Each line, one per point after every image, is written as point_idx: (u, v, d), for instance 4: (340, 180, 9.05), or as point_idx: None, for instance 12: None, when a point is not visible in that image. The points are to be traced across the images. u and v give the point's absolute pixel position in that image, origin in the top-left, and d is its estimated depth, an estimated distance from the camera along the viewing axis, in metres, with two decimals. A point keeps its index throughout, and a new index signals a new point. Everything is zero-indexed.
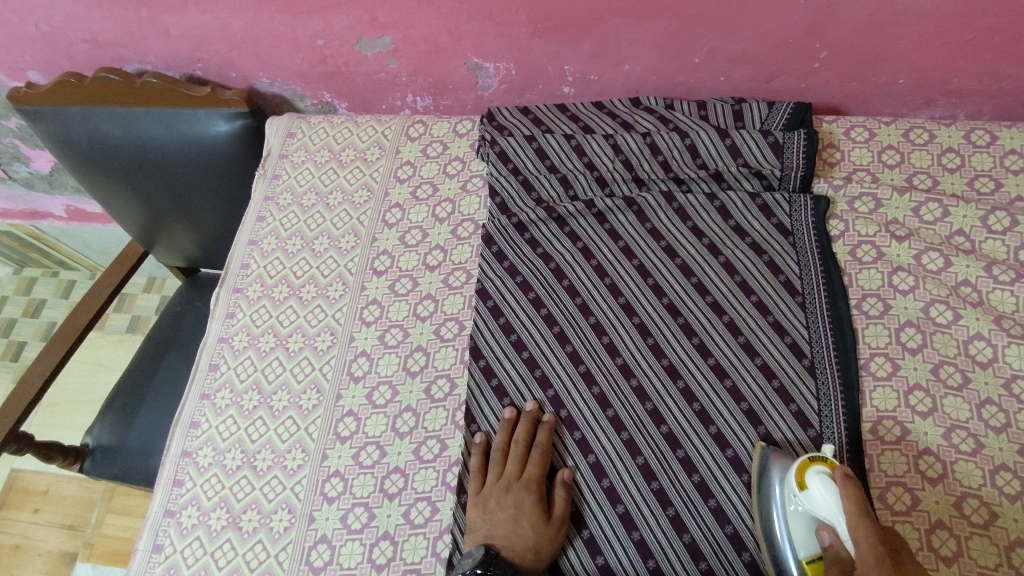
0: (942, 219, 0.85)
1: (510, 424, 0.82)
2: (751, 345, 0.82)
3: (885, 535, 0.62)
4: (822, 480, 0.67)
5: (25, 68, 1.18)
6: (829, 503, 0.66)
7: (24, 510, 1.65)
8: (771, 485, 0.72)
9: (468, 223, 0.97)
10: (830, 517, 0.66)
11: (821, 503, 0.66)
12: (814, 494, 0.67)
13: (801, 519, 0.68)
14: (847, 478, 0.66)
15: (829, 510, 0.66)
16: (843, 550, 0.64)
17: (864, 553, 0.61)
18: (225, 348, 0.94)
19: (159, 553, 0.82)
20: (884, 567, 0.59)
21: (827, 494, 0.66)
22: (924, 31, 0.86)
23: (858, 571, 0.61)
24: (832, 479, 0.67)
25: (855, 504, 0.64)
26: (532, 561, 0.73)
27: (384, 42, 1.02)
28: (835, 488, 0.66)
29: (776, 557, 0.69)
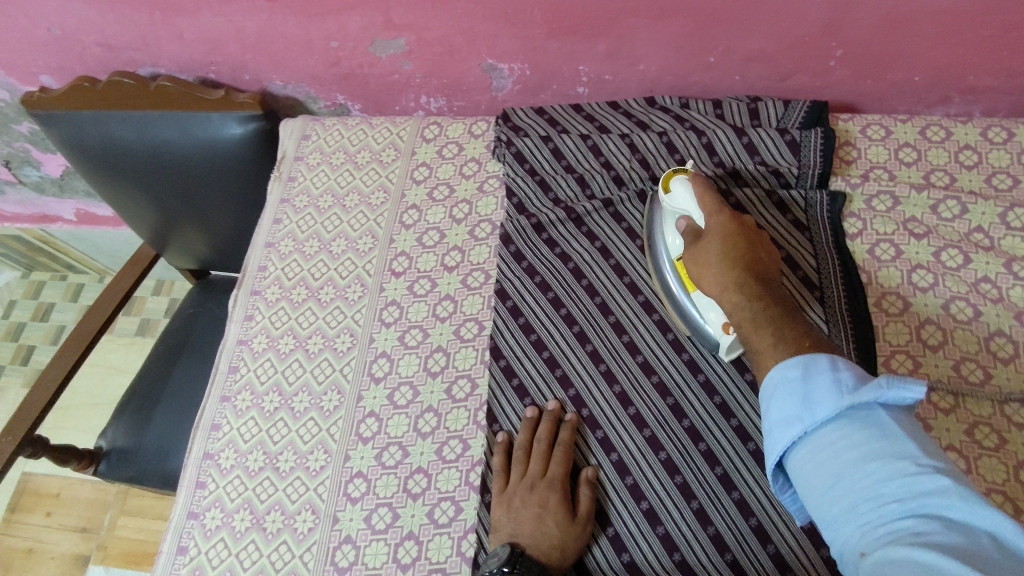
0: (961, 216, 0.86)
1: (532, 423, 0.82)
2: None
3: (750, 253, 0.70)
4: (682, 181, 0.78)
5: (38, 73, 1.19)
6: (687, 199, 0.77)
7: (37, 514, 1.65)
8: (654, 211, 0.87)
9: (486, 223, 0.97)
10: (687, 207, 0.77)
11: (681, 200, 0.78)
12: (676, 193, 0.78)
13: (670, 216, 0.82)
14: (698, 178, 0.77)
15: (687, 202, 0.77)
16: (695, 225, 0.76)
17: (714, 215, 0.74)
18: (245, 350, 0.94)
19: (184, 555, 0.82)
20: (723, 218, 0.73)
21: (684, 190, 0.77)
22: (941, 28, 0.87)
23: (709, 225, 0.74)
24: (689, 178, 0.77)
25: (702, 193, 0.75)
26: (557, 558, 0.74)
27: (399, 43, 1.02)
28: (691, 185, 0.77)
29: (664, 281, 0.84)
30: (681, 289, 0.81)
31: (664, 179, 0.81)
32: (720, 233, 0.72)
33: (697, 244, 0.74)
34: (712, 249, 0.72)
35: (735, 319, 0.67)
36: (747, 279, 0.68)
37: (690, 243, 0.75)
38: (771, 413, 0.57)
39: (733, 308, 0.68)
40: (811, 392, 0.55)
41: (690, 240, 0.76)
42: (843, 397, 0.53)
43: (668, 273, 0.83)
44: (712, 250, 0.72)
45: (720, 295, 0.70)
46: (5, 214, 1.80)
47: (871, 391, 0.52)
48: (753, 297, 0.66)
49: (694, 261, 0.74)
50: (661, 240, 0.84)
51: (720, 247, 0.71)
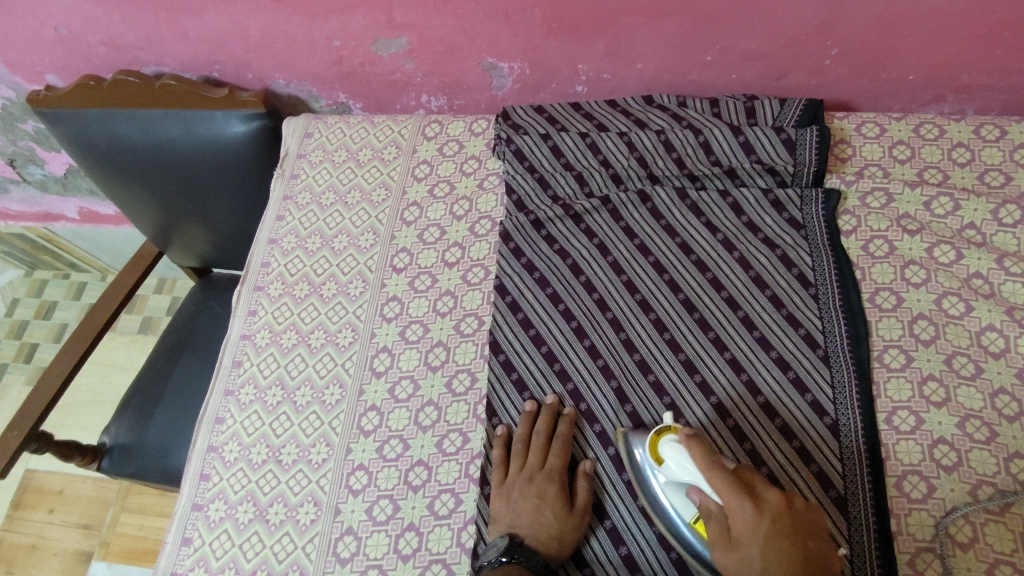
0: (954, 212, 0.87)
1: (531, 416, 0.83)
2: (766, 339, 0.84)
3: (791, 522, 0.62)
4: (674, 447, 0.70)
5: (44, 72, 1.20)
6: (684, 467, 0.69)
7: (40, 510, 1.67)
8: (636, 461, 0.77)
9: (486, 220, 0.99)
10: (688, 476, 0.68)
11: (675, 469, 0.69)
12: (670, 461, 0.70)
13: (676, 485, 0.72)
14: (688, 438, 0.68)
15: (689, 472, 0.68)
16: (712, 502, 0.66)
17: (737, 508, 0.63)
18: (248, 345, 0.96)
19: (187, 546, 0.83)
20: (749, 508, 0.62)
21: (681, 459, 0.69)
22: (934, 27, 0.88)
23: (734, 518, 0.63)
24: (679, 442, 0.70)
25: (710, 470, 0.65)
26: (556, 549, 0.75)
27: (400, 42, 1.03)
28: (685, 451, 0.69)
29: (665, 522, 0.73)
30: (698, 541, 0.70)
31: (650, 442, 0.74)
32: (753, 527, 0.61)
33: (737, 548, 0.62)
34: (753, 550, 0.60)
35: None
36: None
37: (721, 542, 0.63)
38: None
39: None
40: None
41: (723, 545, 0.63)
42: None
43: (669, 511, 0.72)
44: (750, 547, 0.61)
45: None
46: (9, 213, 1.81)
47: None
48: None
49: (724, 557, 0.63)
50: (653, 480, 0.75)
51: (758, 530, 0.61)
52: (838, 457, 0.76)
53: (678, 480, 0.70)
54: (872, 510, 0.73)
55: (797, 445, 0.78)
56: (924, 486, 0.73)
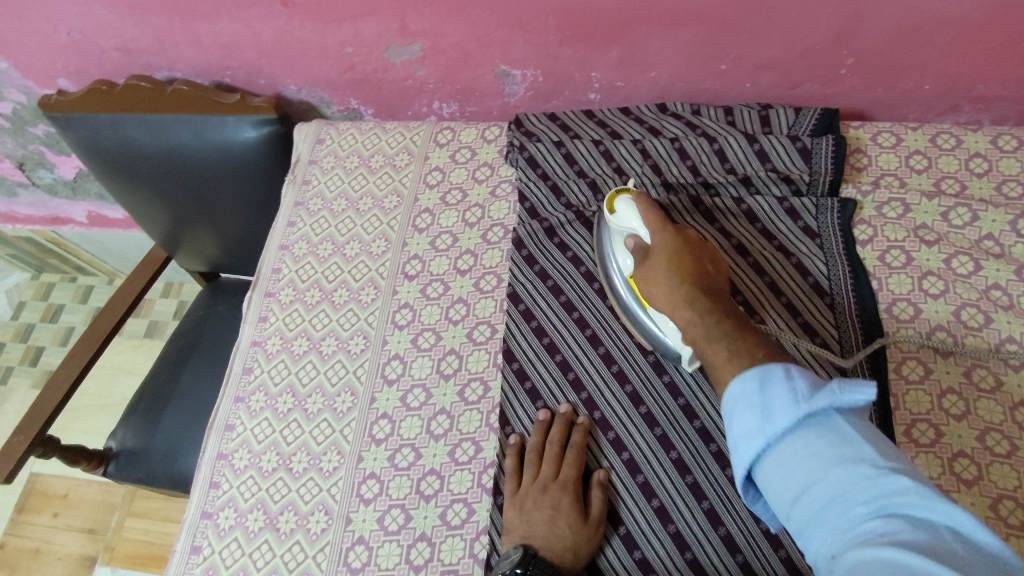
0: (971, 223, 0.86)
1: (544, 425, 0.83)
2: (782, 347, 0.83)
3: (692, 261, 0.75)
4: (626, 202, 0.80)
5: (56, 76, 1.20)
6: (631, 216, 0.80)
7: (44, 514, 1.66)
8: (603, 233, 0.88)
9: (498, 228, 0.98)
10: (634, 222, 0.80)
11: (627, 218, 0.80)
12: (622, 213, 0.81)
13: (618, 234, 0.83)
14: (647, 215, 0.78)
15: (632, 219, 0.80)
16: (643, 245, 0.79)
17: (659, 236, 0.77)
18: (259, 352, 0.95)
19: (197, 554, 0.83)
20: (665, 233, 0.77)
21: (630, 258, 0.81)
22: (951, 37, 0.87)
23: (654, 246, 0.77)
24: (633, 199, 0.80)
25: (644, 211, 0.78)
26: (570, 561, 0.74)
27: (413, 49, 1.03)
28: (633, 198, 0.80)
29: (619, 297, 0.85)
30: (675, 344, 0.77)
31: (609, 200, 0.84)
32: (665, 244, 0.76)
33: (648, 262, 0.77)
34: (660, 268, 0.75)
35: (692, 340, 0.70)
36: (690, 282, 0.73)
37: (644, 289, 0.78)
38: (733, 429, 0.59)
39: (696, 342, 0.69)
40: (770, 404, 0.56)
41: (639, 259, 0.78)
42: (800, 404, 0.54)
43: (617, 281, 0.85)
44: (660, 268, 0.75)
45: (670, 304, 0.73)
46: (17, 216, 1.81)
47: (825, 399, 0.54)
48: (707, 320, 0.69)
49: (643, 278, 0.77)
50: (615, 263, 0.85)
51: (667, 262, 0.75)
52: None
53: (625, 232, 0.82)
54: None
55: None
56: None
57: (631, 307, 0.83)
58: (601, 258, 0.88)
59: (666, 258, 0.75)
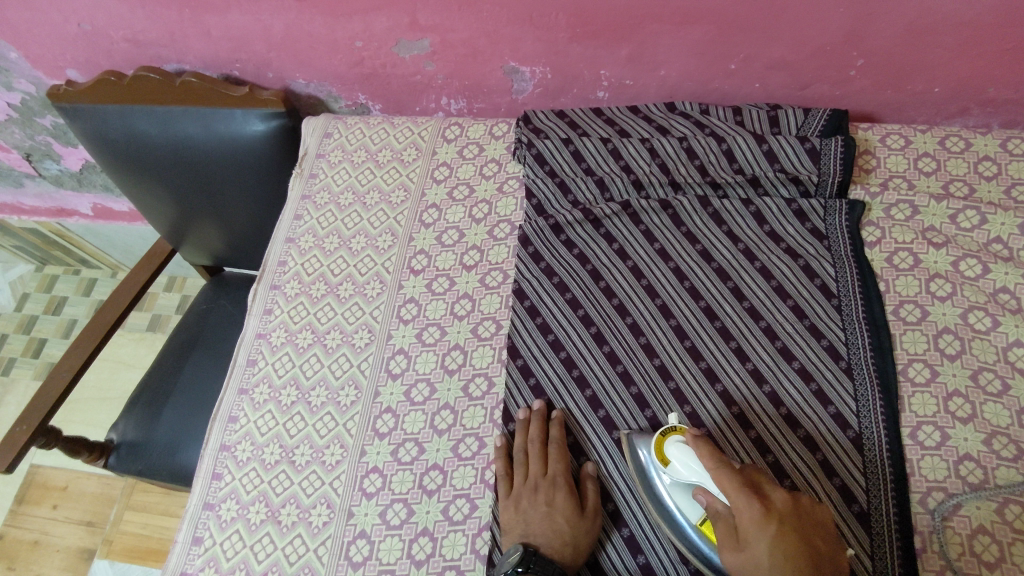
0: (980, 226, 0.86)
1: (524, 424, 0.82)
2: (759, 374, 0.82)
3: (800, 539, 0.60)
4: (679, 447, 0.69)
5: (65, 67, 1.20)
6: (691, 464, 0.68)
7: (44, 506, 1.66)
8: (636, 454, 0.77)
9: (505, 224, 0.98)
10: (699, 476, 0.67)
11: (682, 470, 0.68)
12: (676, 462, 0.69)
13: (680, 486, 0.71)
14: (694, 438, 0.68)
15: (694, 472, 0.67)
16: (719, 503, 0.66)
17: (744, 506, 0.61)
18: (263, 344, 0.95)
19: (198, 545, 0.82)
20: (754, 506, 0.61)
21: (685, 456, 0.68)
22: (962, 40, 0.87)
23: (739, 514, 0.62)
24: (684, 439, 0.69)
25: (713, 455, 0.66)
26: (571, 556, 0.74)
27: (423, 44, 1.03)
28: (690, 449, 0.68)
29: (660, 507, 0.73)
30: (700, 539, 0.69)
31: (654, 444, 0.73)
32: (721, 471, 0.64)
33: (740, 542, 0.61)
34: (706, 467, 0.65)
35: None
36: (808, 571, 0.57)
37: (731, 545, 0.62)
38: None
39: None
40: None
41: (730, 540, 0.62)
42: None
43: (673, 513, 0.71)
44: (761, 539, 0.60)
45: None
46: (23, 207, 1.81)
47: None
48: None
49: (731, 545, 0.62)
50: (660, 481, 0.73)
51: (769, 532, 0.60)
52: (860, 471, 0.75)
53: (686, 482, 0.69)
54: (895, 524, 0.72)
55: (820, 457, 0.76)
56: (950, 503, 0.72)
57: (658, 491, 0.73)
58: (637, 465, 0.76)
59: (767, 535, 0.60)
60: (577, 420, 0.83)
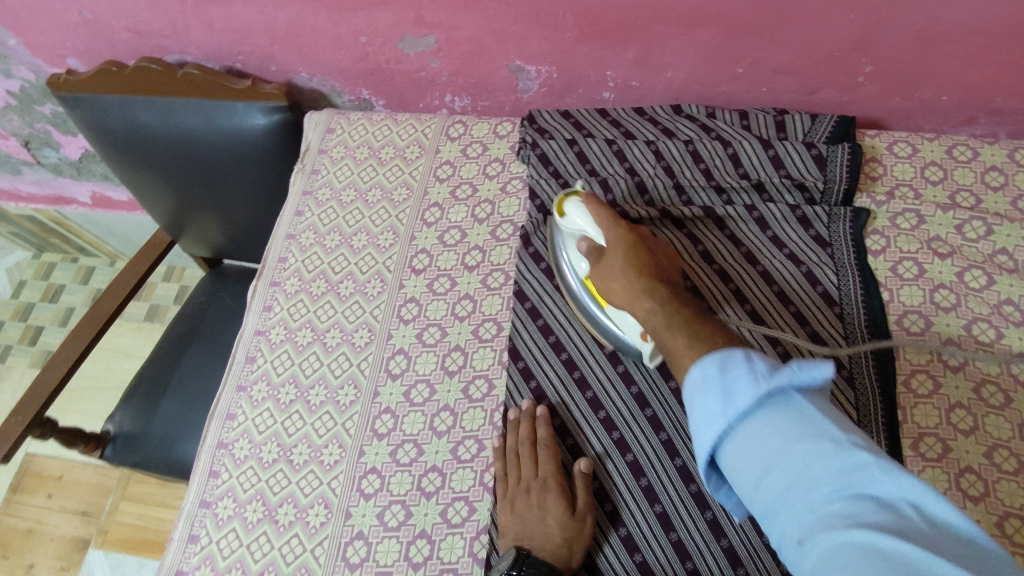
0: (985, 237, 0.85)
1: (515, 425, 0.82)
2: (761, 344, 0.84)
3: (651, 270, 0.75)
4: (576, 205, 0.81)
5: (65, 55, 1.19)
6: (582, 219, 0.80)
7: (38, 495, 1.65)
8: (557, 240, 0.88)
9: (508, 224, 0.97)
10: (587, 228, 0.80)
11: (577, 220, 0.81)
12: (573, 216, 0.81)
13: (572, 237, 0.83)
14: (594, 203, 0.80)
15: (585, 223, 0.80)
16: (597, 245, 0.80)
17: (612, 234, 0.79)
18: (262, 341, 0.94)
19: (194, 544, 0.82)
20: (617, 232, 0.78)
21: (580, 214, 0.80)
22: (973, 49, 0.86)
23: (608, 245, 0.78)
24: (580, 200, 0.81)
25: (596, 213, 0.79)
26: (565, 558, 0.73)
27: (428, 41, 1.02)
28: (583, 203, 0.81)
29: (579, 300, 0.86)
30: (587, 296, 0.84)
31: (557, 205, 0.84)
32: (620, 251, 0.77)
33: (603, 262, 0.78)
34: (616, 265, 0.76)
35: (652, 325, 0.69)
36: (643, 272, 0.74)
37: (596, 263, 0.79)
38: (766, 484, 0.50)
39: (648, 324, 0.70)
40: (731, 387, 0.53)
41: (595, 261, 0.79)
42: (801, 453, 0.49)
43: (572, 281, 0.86)
44: (615, 266, 0.76)
45: (629, 293, 0.74)
46: (20, 195, 1.80)
47: (785, 377, 0.51)
48: (662, 303, 0.70)
49: (603, 280, 0.78)
50: (569, 263, 0.86)
51: (623, 260, 0.76)
52: None
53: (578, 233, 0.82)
54: None
55: None
56: None
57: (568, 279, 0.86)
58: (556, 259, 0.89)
59: (623, 260, 0.76)
60: (576, 423, 0.83)
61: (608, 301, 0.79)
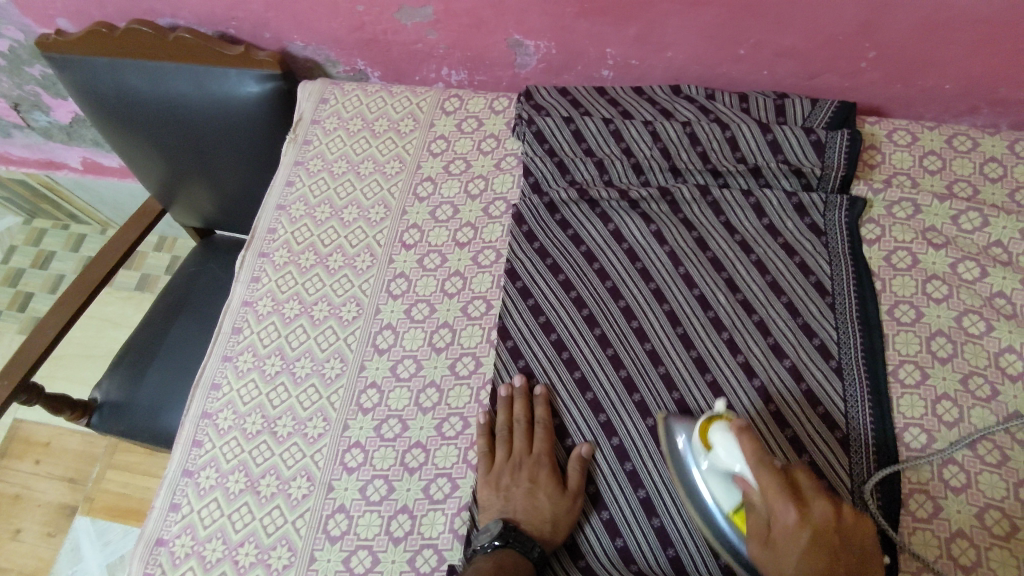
0: (981, 229, 0.85)
1: (507, 403, 0.82)
2: (735, 342, 0.83)
3: (845, 568, 0.59)
4: (723, 432, 0.67)
5: (55, 15, 1.17)
6: (732, 454, 0.66)
7: (25, 461, 1.65)
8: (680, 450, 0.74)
9: (501, 202, 0.96)
10: (737, 465, 0.65)
11: (724, 459, 0.67)
12: (717, 449, 0.67)
13: (715, 472, 0.68)
14: (740, 429, 0.66)
15: (733, 460, 0.66)
16: (755, 497, 0.65)
17: (772, 505, 0.63)
18: (249, 312, 0.93)
19: (175, 512, 0.82)
20: (801, 522, 0.61)
21: (728, 447, 0.66)
22: (979, 37, 0.85)
23: (767, 505, 0.63)
24: (730, 428, 0.67)
25: (756, 457, 0.64)
26: (550, 533, 0.73)
27: (425, 12, 1.00)
28: (734, 439, 0.66)
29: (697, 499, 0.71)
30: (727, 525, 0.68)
31: (699, 429, 0.71)
32: (794, 532, 0.60)
33: (769, 543, 0.62)
34: (791, 550, 0.60)
35: None
36: (824, 572, 0.58)
37: (757, 542, 0.63)
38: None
39: None
40: None
41: (758, 538, 0.63)
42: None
43: (697, 489, 0.71)
44: (790, 551, 0.60)
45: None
46: (11, 158, 1.77)
47: None
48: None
49: (761, 548, 0.63)
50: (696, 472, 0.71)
51: (802, 544, 0.60)
52: (846, 471, 0.74)
53: (721, 469, 0.68)
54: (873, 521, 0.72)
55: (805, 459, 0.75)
56: (930, 506, 0.72)
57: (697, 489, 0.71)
58: (694, 506, 0.71)
59: (800, 546, 0.60)
60: (564, 403, 0.82)
61: (754, 543, 0.64)
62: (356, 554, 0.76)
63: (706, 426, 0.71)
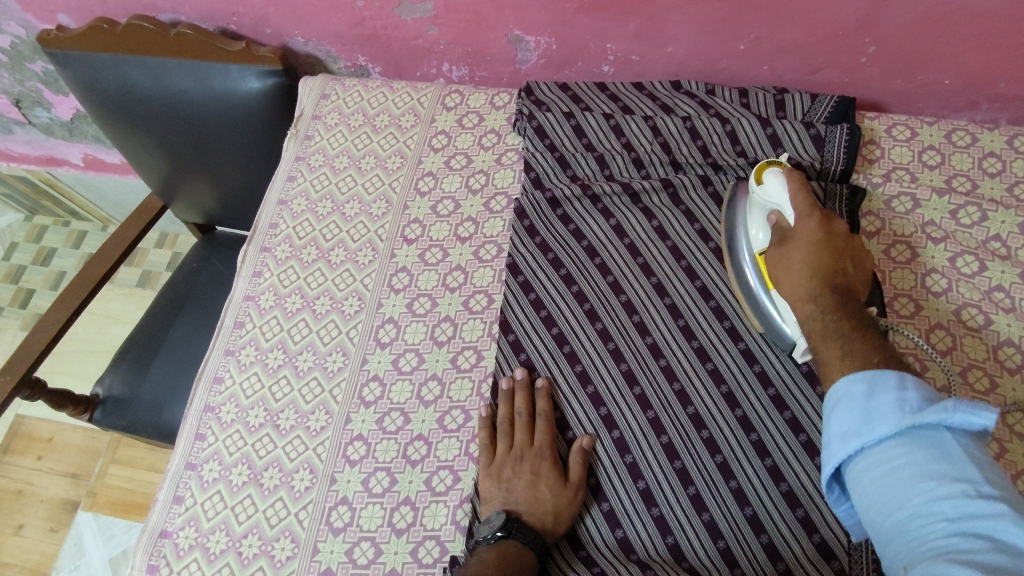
0: (980, 223, 0.85)
1: (508, 395, 0.82)
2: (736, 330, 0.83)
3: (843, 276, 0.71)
4: (776, 175, 0.79)
5: (56, 11, 1.17)
6: (780, 192, 0.78)
7: (29, 456, 1.66)
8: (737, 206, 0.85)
9: (501, 197, 0.96)
10: (781, 201, 0.78)
11: (772, 191, 0.79)
12: (770, 185, 0.79)
13: (758, 214, 0.80)
14: (792, 172, 0.79)
15: (779, 196, 0.78)
16: (785, 225, 0.77)
17: (804, 223, 0.75)
18: (252, 307, 0.94)
19: (179, 505, 0.82)
20: (813, 233, 0.74)
21: (778, 184, 0.78)
22: (978, 31, 0.85)
23: (799, 230, 0.75)
24: (783, 171, 0.79)
25: (796, 192, 0.77)
26: (552, 524, 0.74)
27: (426, 7, 1.00)
28: (785, 180, 0.78)
29: (741, 275, 0.82)
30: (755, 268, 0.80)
31: (756, 172, 0.83)
32: (808, 234, 0.74)
33: (786, 250, 0.75)
34: (797, 260, 0.73)
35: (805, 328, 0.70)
36: (824, 273, 0.71)
37: (776, 246, 0.76)
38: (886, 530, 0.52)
39: (803, 315, 0.70)
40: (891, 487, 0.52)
41: (777, 245, 0.76)
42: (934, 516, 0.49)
43: (741, 251, 0.82)
44: (797, 255, 0.74)
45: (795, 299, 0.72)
46: (12, 154, 1.78)
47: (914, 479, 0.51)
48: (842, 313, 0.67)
49: (778, 258, 0.75)
50: (740, 233, 0.82)
51: (808, 252, 0.73)
52: None
53: (766, 207, 0.80)
54: None
55: (803, 437, 0.76)
56: None
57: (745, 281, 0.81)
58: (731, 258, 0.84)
59: (808, 252, 0.73)
60: (565, 396, 0.83)
61: (775, 284, 0.76)
62: (360, 545, 0.77)
63: (762, 169, 0.83)
